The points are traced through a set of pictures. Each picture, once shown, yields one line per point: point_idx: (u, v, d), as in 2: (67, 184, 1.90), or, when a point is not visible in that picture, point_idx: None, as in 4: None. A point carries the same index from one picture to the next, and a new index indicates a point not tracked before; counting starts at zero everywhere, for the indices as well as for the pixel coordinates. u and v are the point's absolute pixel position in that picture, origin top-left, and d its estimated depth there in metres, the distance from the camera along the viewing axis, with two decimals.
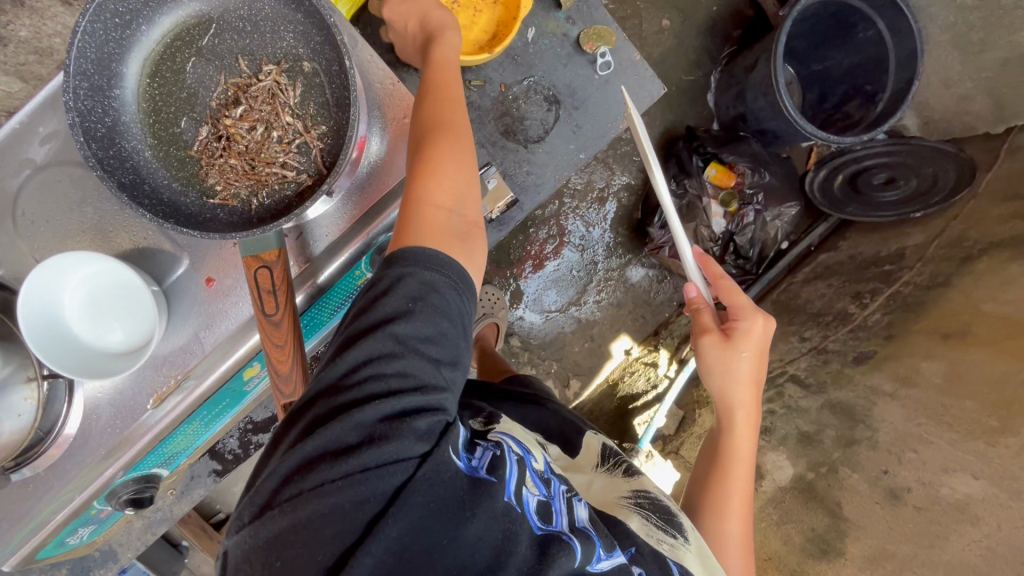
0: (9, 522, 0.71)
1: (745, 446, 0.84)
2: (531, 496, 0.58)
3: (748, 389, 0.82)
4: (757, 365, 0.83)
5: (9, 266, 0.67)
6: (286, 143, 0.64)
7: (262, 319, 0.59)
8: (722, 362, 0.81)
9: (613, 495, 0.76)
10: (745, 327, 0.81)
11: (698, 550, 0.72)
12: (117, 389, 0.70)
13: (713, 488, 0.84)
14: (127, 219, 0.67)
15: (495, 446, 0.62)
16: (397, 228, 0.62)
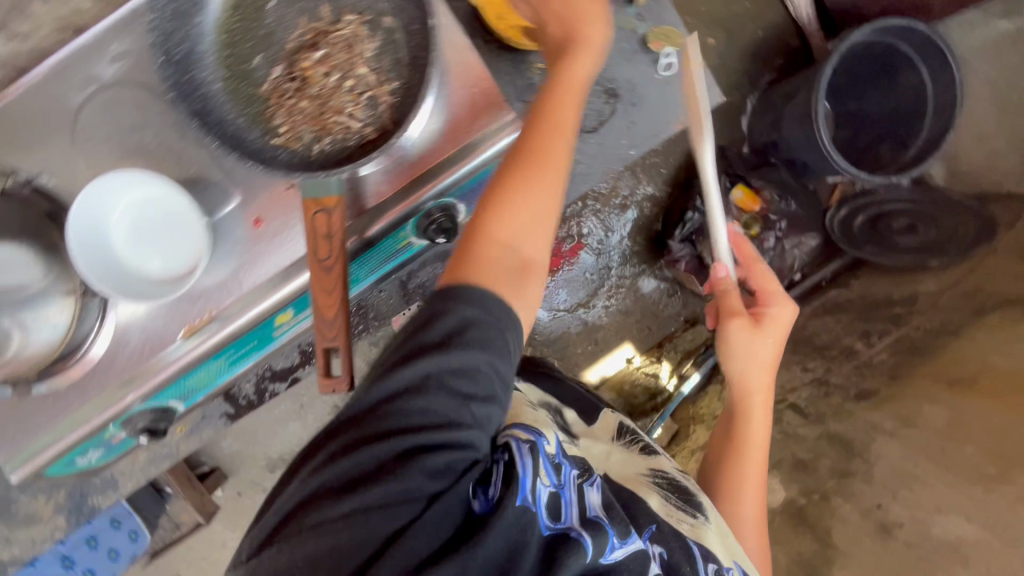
0: (25, 433, 0.71)
1: (759, 429, 0.96)
2: (545, 490, 0.63)
3: (765, 374, 0.95)
4: (776, 351, 0.95)
5: (68, 179, 0.67)
6: (356, 93, 0.64)
7: (314, 263, 0.60)
8: (751, 340, 0.92)
9: (634, 470, 0.88)
10: (774, 313, 0.94)
11: (717, 525, 0.82)
12: (152, 316, 0.70)
13: (733, 467, 0.94)
14: (186, 149, 0.67)
15: (507, 453, 0.65)
16: (455, 260, 0.63)
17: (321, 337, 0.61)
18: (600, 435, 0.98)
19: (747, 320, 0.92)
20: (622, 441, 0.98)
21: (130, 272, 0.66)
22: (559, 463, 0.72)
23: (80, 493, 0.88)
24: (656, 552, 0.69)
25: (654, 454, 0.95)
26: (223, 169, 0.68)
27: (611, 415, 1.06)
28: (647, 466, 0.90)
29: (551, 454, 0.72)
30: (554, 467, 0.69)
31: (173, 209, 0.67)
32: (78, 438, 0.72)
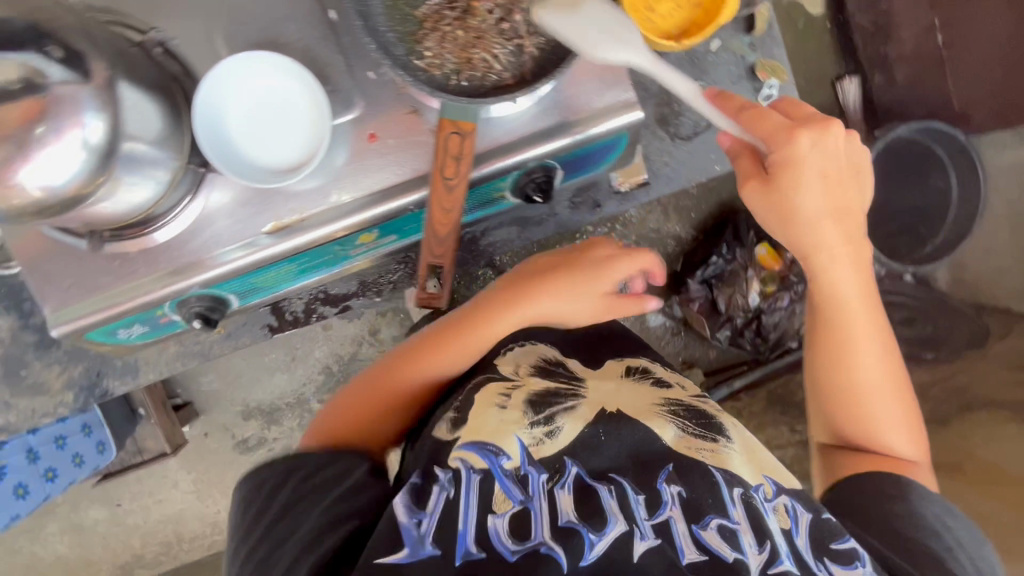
0: (81, 289, 0.69)
1: (847, 297, 0.74)
2: (500, 519, 0.65)
3: (828, 225, 0.69)
4: (831, 185, 0.67)
5: (199, 52, 0.67)
6: (506, 38, 0.67)
7: (439, 178, 0.65)
8: (786, 212, 0.68)
9: (648, 405, 0.82)
10: (788, 157, 0.65)
11: (743, 440, 0.79)
12: (241, 204, 0.70)
13: (837, 367, 0.75)
14: (323, 52, 0.69)
15: (452, 485, 0.67)
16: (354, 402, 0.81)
17: (433, 255, 0.74)
18: (609, 373, 0.89)
19: (782, 188, 0.67)
20: (633, 376, 0.89)
21: (245, 158, 0.66)
22: (524, 470, 0.71)
23: (95, 373, 0.85)
24: (673, 492, 0.69)
25: (673, 389, 0.87)
26: (354, 78, 0.69)
27: (620, 361, 0.93)
28: (662, 396, 0.84)
29: (513, 462, 0.71)
30: (515, 481, 0.69)
31: (303, 107, 0.67)
32: (133, 306, 0.70)
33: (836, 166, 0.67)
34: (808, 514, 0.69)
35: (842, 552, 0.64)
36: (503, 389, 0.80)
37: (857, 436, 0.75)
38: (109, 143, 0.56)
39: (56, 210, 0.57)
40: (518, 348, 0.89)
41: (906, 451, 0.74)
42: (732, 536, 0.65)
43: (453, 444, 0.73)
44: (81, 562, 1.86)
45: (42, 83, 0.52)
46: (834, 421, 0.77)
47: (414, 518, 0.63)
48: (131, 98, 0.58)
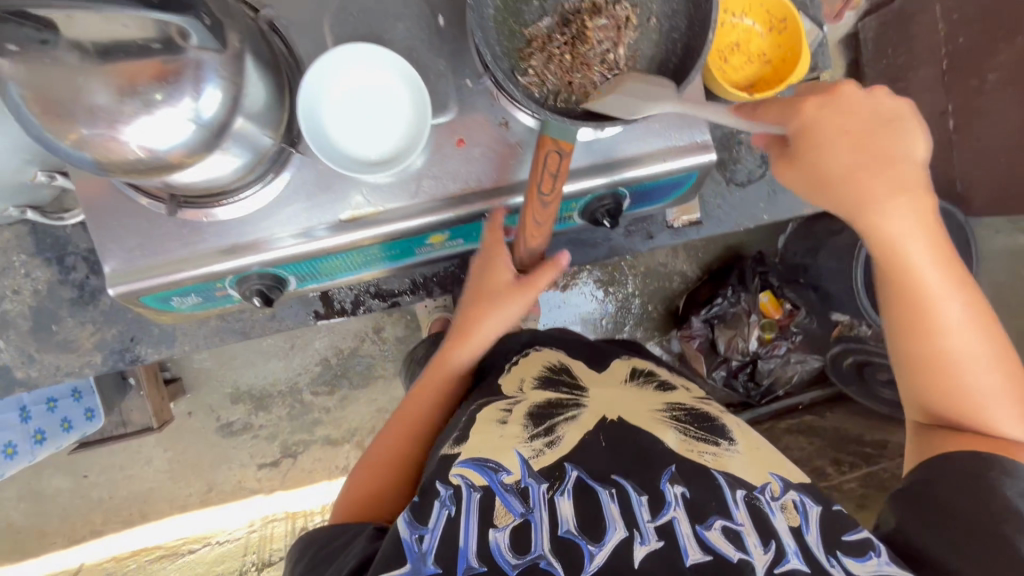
0: (146, 252, 0.69)
1: (915, 262, 0.64)
2: (501, 533, 0.62)
3: (874, 182, 0.60)
4: (863, 143, 0.59)
5: (306, 37, 0.68)
6: (604, 68, 0.69)
7: (536, 192, 0.68)
8: (819, 183, 0.61)
9: (649, 409, 0.76)
10: (808, 124, 0.59)
11: (745, 442, 0.74)
12: (322, 189, 0.70)
13: (917, 342, 0.68)
14: (425, 54, 0.70)
15: (453, 501, 0.64)
16: (364, 480, 0.78)
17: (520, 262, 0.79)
18: (612, 377, 0.83)
19: (807, 155, 0.60)
20: (637, 380, 0.83)
21: (340, 150, 0.67)
22: (525, 483, 0.66)
23: (128, 337, 0.83)
24: (676, 493, 0.65)
25: (675, 391, 0.82)
26: (453, 83, 0.71)
27: (626, 359, 0.88)
28: (664, 401, 0.78)
29: (514, 476, 0.66)
30: (516, 494, 0.65)
31: (403, 108, 0.68)
32: (195, 276, 0.70)
33: (863, 120, 0.59)
34: (817, 508, 0.67)
35: (854, 546, 0.63)
36: (506, 403, 0.75)
37: (949, 412, 0.68)
38: (222, 116, 0.55)
39: (150, 170, 0.56)
40: (518, 360, 0.83)
41: (1008, 422, 0.65)
42: (736, 536, 0.62)
43: (454, 459, 0.68)
44: (35, 533, 1.76)
45: (180, 46, 0.51)
46: (919, 396, 0.69)
47: (416, 534, 0.62)
48: (252, 73, 0.58)
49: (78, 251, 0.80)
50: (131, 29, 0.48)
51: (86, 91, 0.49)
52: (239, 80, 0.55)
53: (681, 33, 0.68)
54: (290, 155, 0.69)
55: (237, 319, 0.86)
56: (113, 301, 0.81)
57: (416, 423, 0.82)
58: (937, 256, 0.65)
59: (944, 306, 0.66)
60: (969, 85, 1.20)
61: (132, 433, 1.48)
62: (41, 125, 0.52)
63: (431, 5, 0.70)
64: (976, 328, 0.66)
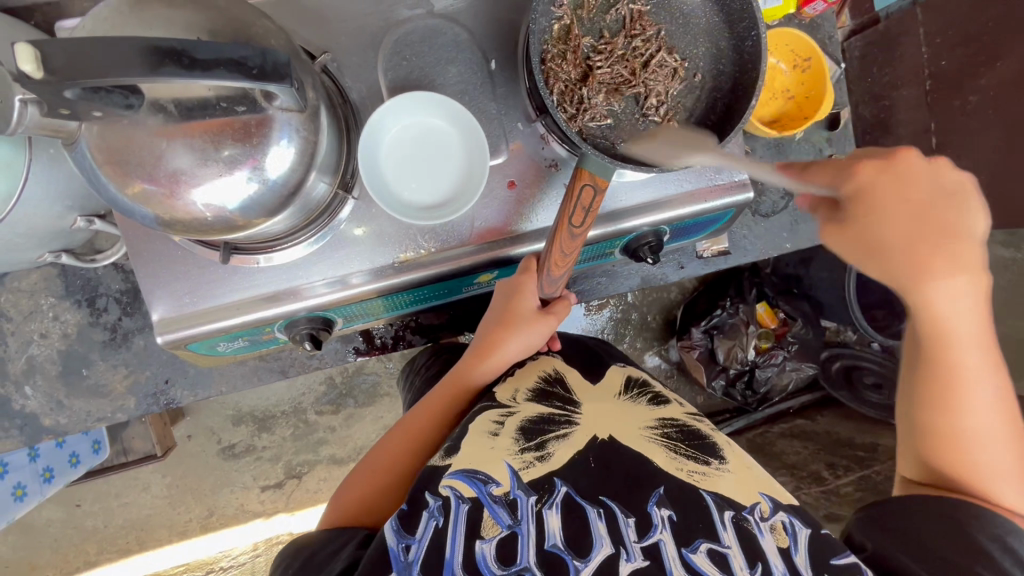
0: (195, 298, 0.67)
1: (960, 332, 0.60)
2: (488, 544, 0.59)
3: (931, 252, 0.58)
4: (925, 213, 0.58)
5: (360, 82, 0.69)
6: (645, 115, 0.70)
7: (566, 225, 0.64)
8: (868, 244, 0.59)
9: (637, 427, 0.73)
10: (858, 186, 0.59)
11: (735, 459, 0.71)
12: (375, 230, 0.70)
13: (940, 410, 0.63)
14: (476, 97, 0.71)
15: (442, 512, 0.61)
16: (357, 482, 0.74)
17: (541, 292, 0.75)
18: (604, 391, 0.80)
19: (859, 217, 0.59)
20: (631, 394, 0.80)
21: (391, 192, 0.67)
22: (514, 494, 0.63)
23: (162, 380, 0.80)
24: (663, 516, 0.62)
25: (668, 405, 0.78)
26: (504, 127, 0.71)
27: (621, 368, 0.86)
28: (655, 417, 0.75)
29: (503, 488, 0.64)
30: (504, 506, 0.62)
31: (458, 151, 0.68)
32: (243, 321, 0.68)
33: (927, 193, 0.58)
34: (807, 530, 0.62)
35: (844, 565, 0.59)
36: (499, 415, 0.72)
37: (958, 484, 0.62)
38: (289, 173, 0.54)
39: (215, 228, 0.55)
40: (518, 367, 0.81)
41: (1020, 505, 0.60)
42: (723, 560, 0.59)
43: (443, 471, 0.65)
44: (26, 566, 1.69)
45: (264, 105, 0.50)
46: (929, 467, 0.64)
47: (402, 543, 0.59)
48: (323, 129, 0.57)
49: (110, 292, 0.78)
50: (215, 89, 0.48)
51: (165, 155, 0.49)
52: (313, 137, 0.55)
53: (723, 96, 0.70)
54: (345, 200, 0.68)
55: (275, 358, 0.85)
56: (147, 343, 0.79)
57: (421, 429, 0.77)
58: (986, 341, 0.61)
59: (979, 388, 0.61)
60: (951, 106, 1.19)
61: (132, 462, 1.43)
62: (104, 177, 0.50)
63: (484, 49, 0.71)
64: (1001, 414, 0.61)
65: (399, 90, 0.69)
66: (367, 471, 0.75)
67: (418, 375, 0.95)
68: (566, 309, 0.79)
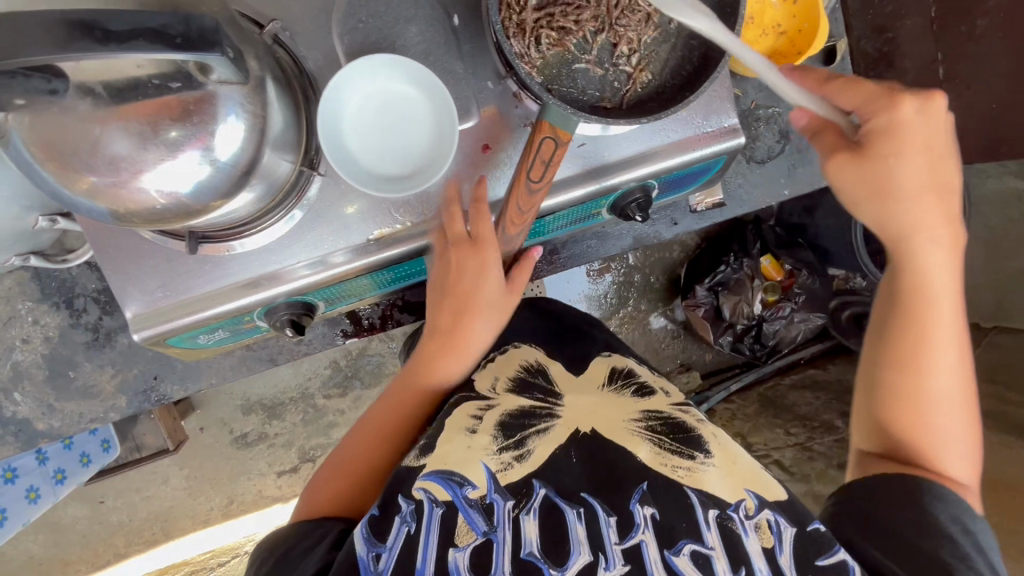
0: (168, 292, 0.65)
1: (936, 288, 0.63)
2: (462, 552, 0.60)
3: (926, 200, 0.59)
4: (936, 163, 0.59)
5: (317, 51, 0.65)
6: (615, 64, 0.66)
7: (523, 179, 0.60)
8: (881, 188, 0.59)
9: (621, 419, 0.73)
10: (892, 120, 0.57)
11: (723, 454, 0.69)
12: (345, 204, 0.67)
13: (907, 368, 0.64)
14: (440, 57, 0.66)
15: (414, 517, 0.63)
16: (326, 480, 0.73)
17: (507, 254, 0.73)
18: (590, 383, 0.80)
19: (884, 153, 0.58)
20: (616, 385, 0.79)
21: (358, 165, 0.64)
22: (490, 498, 0.64)
23: (151, 376, 0.80)
24: (646, 515, 0.63)
25: (654, 396, 0.77)
26: (473, 87, 0.67)
27: (606, 359, 0.85)
28: (639, 409, 0.74)
29: (479, 491, 0.65)
30: (479, 510, 0.63)
31: (426, 119, 0.64)
32: (222, 311, 0.66)
33: (942, 140, 0.59)
34: (793, 528, 0.62)
35: (826, 568, 0.59)
36: (477, 409, 0.73)
37: (907, 454, 0.65)
38: (243, 149, 0.51)
39: (173, 217, 0.52)
40: (496, 358, 0.83)
41: (958, 470, 0.64)
42: (705, 562, 0.59)
43: (417, 472, 0.66)
44: (58, 562, 1.74)
45: (201, 80, 0.47)
46: (877, 429, 0.67)
47: (373, 552, 0.60)
48: (273, 101, 0.53)
49: (87, 292, 0.76)
50: (145, 67, 0.44)
51: (102, 141, 0.46)
52: (261, 112, 0.51)
53: (699, 43, 0.65)
54: (311, 177, 0.65)
55: (262, 346, 0.83)
56: (130, 341, 0.77)
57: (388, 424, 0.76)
58: (956, 288, 0.64)
59: (944, 344, 0.63)
60: (957, 32, 1.09)
61: (146, 457, 1.45)
62: (45, 171, 0.47)
63: (444, 4, 0.66)
64: (957, 376, 0.64)
65: (356, 56, 0.64)
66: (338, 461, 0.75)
67: None
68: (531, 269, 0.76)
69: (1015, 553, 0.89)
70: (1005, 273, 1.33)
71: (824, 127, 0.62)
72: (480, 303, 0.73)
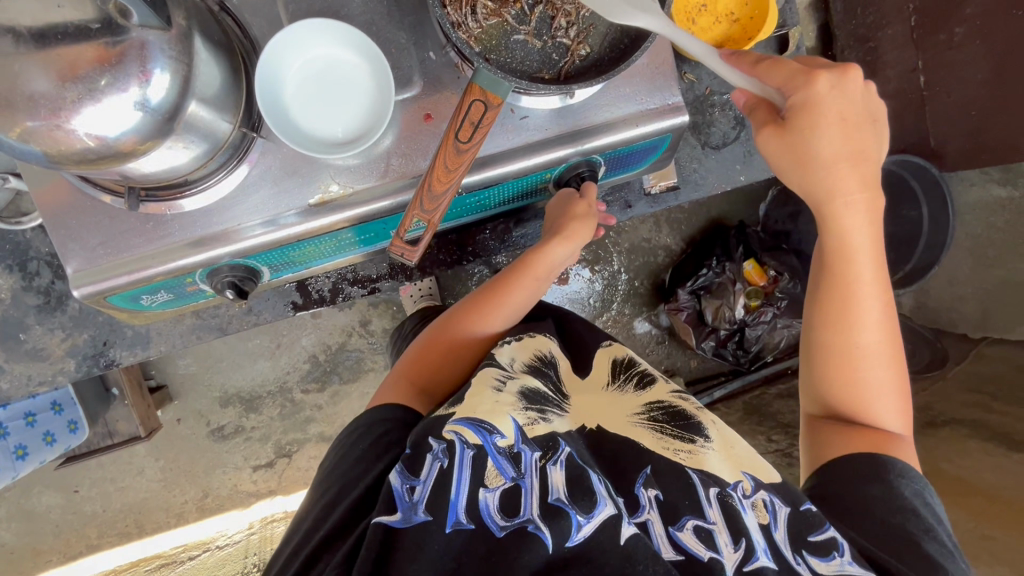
0: (111, 249, 0.66)
1: (860, 253, 0.66)
2: (492, 493, 0.63)
3: (847, 170, 0.61)
4: (851, 133, 0.60)
5: (263, 19, 0.67)
6: (553, 37, 0.68)
7: (451, 139, 0.61)
8: (803, 160, 0.61)
9: (625, 414, 0.79)
10: (809, 96, 0.58)
11: (722, 440, 0.75)
12: (289, 169, 0.68)
13: (837, 330, 0.68)
14: (384, 28, 0.68)
15: (446, 454, 0.65)
16: (407, 372, 0.83)
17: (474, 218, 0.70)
18: (593, 382, 0.84)
19: (803, 130, 0.59)
20: (619, 381, 0.84)
21: (302, 132, 0.65)
22: (518, 447, 0.67)
23: (101, 341, 0.81)
24: (650, 496, 0.67)
25: (655, 385, 0.83)
26: (416, 57, 0.69)
27: (608, 350, 0.89)
28: (642, 402, 0.80)
29: (507, 440, 0.67)
30: (508, 457, 0.65)
31: (368, 86, 0.66)
32: (164, 270, 0.67)
33: (857, 108, 0.59)
34: (787, 508, 0.64)
35: (819, 544, 0.61)
36: (500, 373, 0.74)
37: (847, 412, 0.70)
38: (173, 98, 0.53)
39: (101, 159, 0.53)
40: (513, 341, 0.81)
41: (893, 423, 0.69)
42: (707, 536, 0.63)
43: (447, 418, 0.68)
44: (30, 552, 1.74)
45: (123, 25, 0.49)
46: (816, 393, 0.72)
47: (407, 484, 0.63)
48: (202, 52, 0.55)
49: (40, 255, 0.77)
50: (65, 10, 0.47)
51: (23, 78, 0.47)
52: (186, 60, 0.53)
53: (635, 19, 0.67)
54: (254, 140, 0.66)
55: (212, 315, 0.85)
56: (81, 305, 0.79)
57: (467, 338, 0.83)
58: (879, 248, 0.66)
59: (870, 304, 0.67)
60: (937, 41, 1.12)
61: (118, 444, 1.45)
62: None
63: None
64: (885, 334, 0.68)
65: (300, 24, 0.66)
66: (408, 363, 0.84)
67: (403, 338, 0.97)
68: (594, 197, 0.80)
69: (985, 561, 0.86)
70: (988, 282, 1.30)
71: (761, 107, 0.63)
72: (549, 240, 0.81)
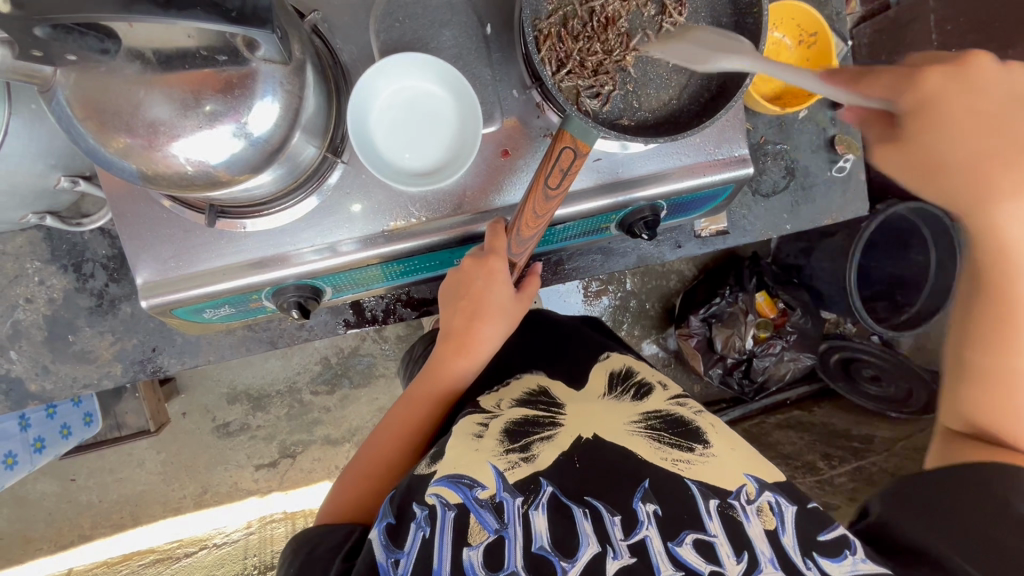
0: (180, 262, 0.66)
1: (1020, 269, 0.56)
2: (475, 551, 0.56)
3: (995, 169, 0.53)
4: (990, 123, 0.52)
5: (355, 48, 0.68)
6: (635, 84, 0.69)
7: (541, 185, 0.63)
8: (930, 166, 0.54)
9: (621, 422, 0.68)
10: (920, 97, 0.53)
11: (722, 441, 0.66)
12: (364, 191, 0.68)
13: (998, 340, 0.58)
14: (468, 59, 0.69)
15: (429, 522, 0.58)
16: (340, 487, 0.73)
17: (518, 257, 0.70)
18: (589, 391, 0.74)
19: (918, 128, 0.54)
20: (616, 393, 0.74)
21: (384, 160, 0.66)
22: (500, 497, 0.60)
23: (149, 348, 0.83)
24: (648, 511, 0.59)
25: (652, 395, 0.72)
26: (499, 93, 0.69)
27: (603, 363, 0.80)
28: (640, 410, 0.69)
29: (488, 491, 0.60)
30: (491, 510, 0.58)
31: (451, 117, 0.67)
32: (232, 288, 0.67)
33: (995, 99, 0.52)
34: (794, 507, 0.60)
35: (827, 543, 0.56)
36: (482, 418, 0.68)
37: (994, 428, 0.59)
38: (275, 129, 0.53)
39: (198, 186, 0.54)
40: (502, 387, 0.77)
41: None
42: (709, 551, 0.56)
43: (429, 479, 0.62)
44: (20, 538, 1.70)
45: (247, 57, 0.49)
46: (964, 407, 0.61)
47: (392, 558, 0.56)
48: (310, 84, 0.56)
49: (96, 257, 0.79)
50: (194, 39, 0.47)
51: (145, 104, 0.47)
52: (298, 92, 0.54)
53: (717, 74, 0.69)
54: (334, 164, 0.67)
55: (263, 328, 0.88)
56: (133, 309, 0.81)
57: (406, 429, 0.76)
58: None
59: None
60: None
61: (126, 437, 1.42)
62: (85, 130, 0.49)
63: (479, 12, 0.69)
64: None
65: (390, 53, 0.67)
66: (347, 473, 0.75)
67: (417, 367, 0.95)
68: (537, 286, 0.81)
69: None
70: None
71: (885, 124, 0.56)
72: (492, 308, 0.74)
